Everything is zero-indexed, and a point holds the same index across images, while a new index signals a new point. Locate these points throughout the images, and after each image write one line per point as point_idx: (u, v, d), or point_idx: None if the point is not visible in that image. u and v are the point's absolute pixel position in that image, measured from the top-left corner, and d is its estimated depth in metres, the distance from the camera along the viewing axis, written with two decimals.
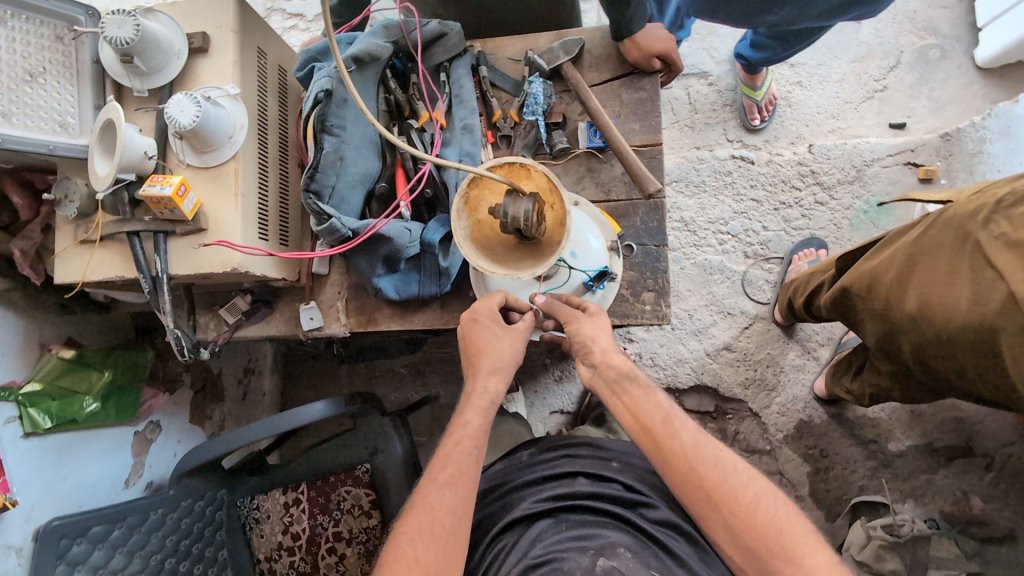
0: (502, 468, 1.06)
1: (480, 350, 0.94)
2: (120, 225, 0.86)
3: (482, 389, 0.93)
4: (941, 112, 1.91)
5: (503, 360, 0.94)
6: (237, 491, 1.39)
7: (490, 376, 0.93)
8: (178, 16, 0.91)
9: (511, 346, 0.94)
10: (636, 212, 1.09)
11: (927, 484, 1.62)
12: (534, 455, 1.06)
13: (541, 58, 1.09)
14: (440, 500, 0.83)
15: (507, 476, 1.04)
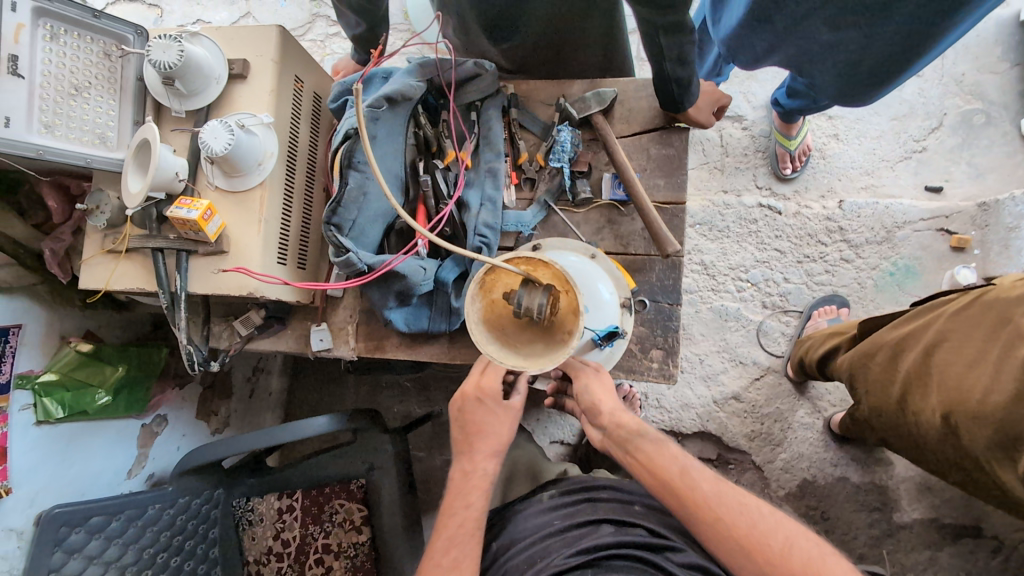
0: (521, 518, 1.02)
1: (482, 427, 0.96)
2: (145, 241, 0.89)
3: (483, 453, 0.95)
4: (981, 179, 1.87)
5: (503, 427, 0.96)
6: (234, 492, 1.35)
7: (490, 445, 0.95)
8: (221, 40, 0.94)
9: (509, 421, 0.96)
10: (653, 268, 1.09)
11: (930, 561, 1.60)
12: (555, 500, 1.02)
13: (573, 107, 1.09)
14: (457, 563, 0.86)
15: (529, 525, 0.99)
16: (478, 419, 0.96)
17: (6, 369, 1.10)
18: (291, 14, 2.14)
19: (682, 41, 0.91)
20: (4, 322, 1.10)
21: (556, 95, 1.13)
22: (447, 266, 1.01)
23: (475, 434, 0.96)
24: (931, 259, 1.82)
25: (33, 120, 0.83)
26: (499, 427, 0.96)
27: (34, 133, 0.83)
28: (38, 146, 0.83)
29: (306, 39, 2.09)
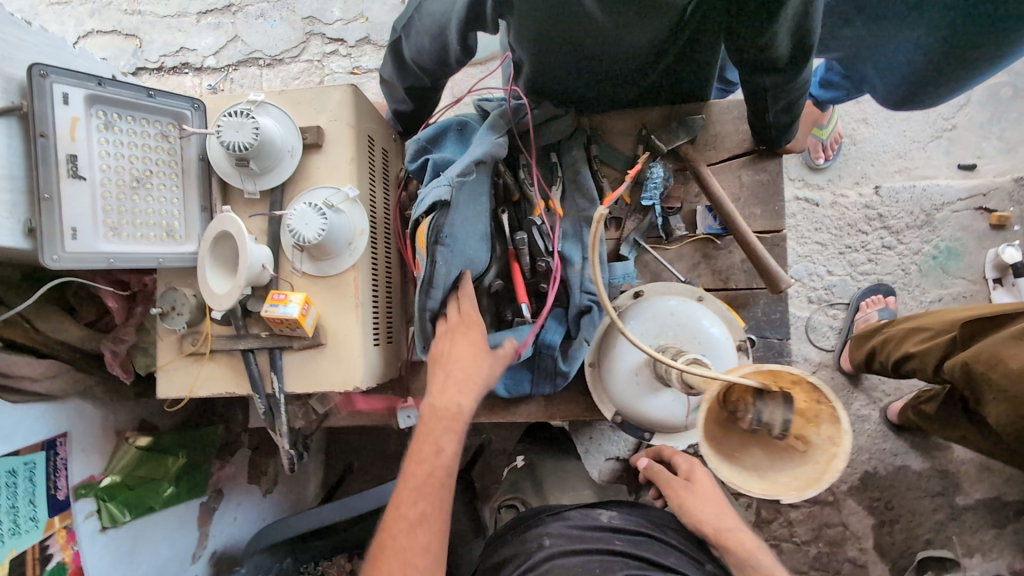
0: (573, 521, 0.86)
1: (451, 355, 0.81)
2: (235, 342, 0.80)
3: (447, 398, 0.79)
4: (1013, 153, 1.79)
5: (476, 375, 0.80)
6: (302, 557, 1.27)
7: (463, 391, 0.79)
8: (288, 107, 0.83)
9: (489, 366, 0.82)
10: (757, 302, 1.04)
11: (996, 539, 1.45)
12: (617, 523, 0.85)
13: (659, 139, 1.01)
14: (412, 540, 0.70)
15: (580, 534, 0.82)
16: (450, 346, 0.82)
17: (62, 484, 0.94)
18: (283, 35, 1.75)
19: (788, 97, 0.85)
20: (54, 433, 0.93)
21: (636, 124, 1.05)
22: (550, 329, 0.93)
23: (443, 369, 0.80)
24: (971, 239, 1.74)
25: (98, 225, 0.73)
26: (474, 381, 0.80)
27: (101, 240, 0.73)
28: (108, 254, 0.73)
29: (302, 61, 1.74)
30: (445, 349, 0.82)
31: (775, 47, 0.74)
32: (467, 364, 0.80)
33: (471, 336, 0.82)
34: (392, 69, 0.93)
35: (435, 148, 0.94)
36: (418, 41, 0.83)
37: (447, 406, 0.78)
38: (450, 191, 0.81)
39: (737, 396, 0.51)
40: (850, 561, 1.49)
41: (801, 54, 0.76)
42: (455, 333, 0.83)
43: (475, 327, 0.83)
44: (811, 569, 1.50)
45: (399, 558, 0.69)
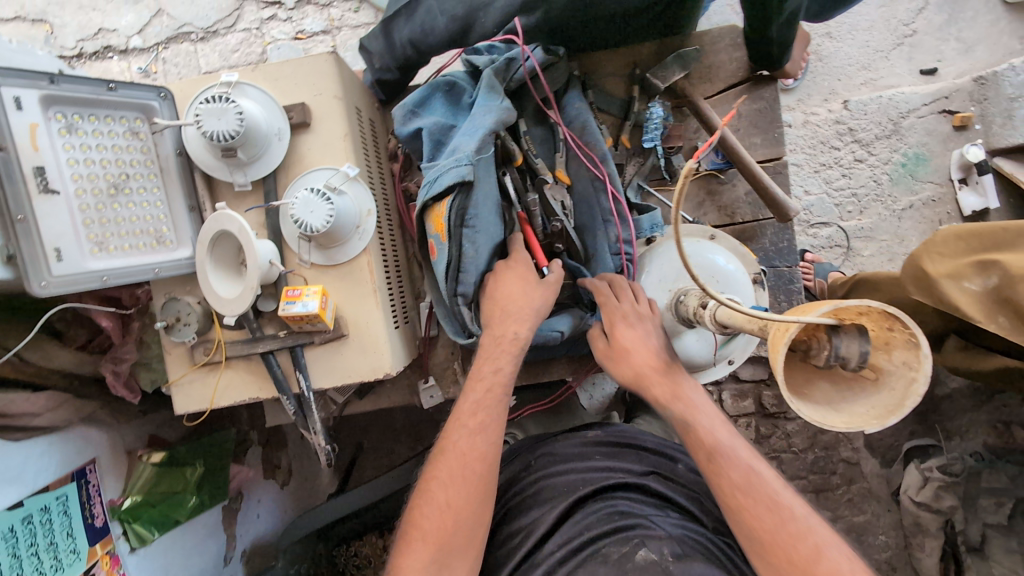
0: (554, 445, 0.89)
1: (508, 292, 0.80)
2: (253, 346, 0.76)
3: (512, 330, 0.79)
4: (971, 53, 1.81)
5: (537, 312, 0.80)
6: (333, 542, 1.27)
7: (521, 320, 0.79)
8: (265, 85, 0.77)
9: (542, 299, 0.81)
10: (765, 233, 1.04)
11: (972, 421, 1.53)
12: (597, 439, 0.89)
13: (655, 77, 0.98)
14: (451, 496, 0.70)
15: (565, 455, 0.87)
16: (503, 278, 0.81)
17: (99, 509, 0.91)
18: (213, 3, 1.59)
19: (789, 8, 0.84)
20: (82, 462, 0.90)
21: (626, 65, 1.02)
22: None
23: (498, 305, 0.80)
24: (937, 143, 1.77)
25: (82, 241, 0.66)
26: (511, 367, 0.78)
27: (88, 258, 0.67)
28: (100, 272, 0.67)
29: (238, 31, 1.59)
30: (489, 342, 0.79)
31: None
32: (522, 301, 0.80)
33: (520, 268, 0.82)
34: (379, 43, 0.91)
35: (425, 113, 0.87)
36: (428, 22, 0.86)
37: (504, 332, 0.79)
38: (472, 170, 0.76)
39: (805, 334, 0.50)
40: (844, 461, 1.57)
41: None
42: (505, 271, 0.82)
43: (521, 261, 0.83)
44: (810, 473, 1.57)
45: (440, 514, 0.69)
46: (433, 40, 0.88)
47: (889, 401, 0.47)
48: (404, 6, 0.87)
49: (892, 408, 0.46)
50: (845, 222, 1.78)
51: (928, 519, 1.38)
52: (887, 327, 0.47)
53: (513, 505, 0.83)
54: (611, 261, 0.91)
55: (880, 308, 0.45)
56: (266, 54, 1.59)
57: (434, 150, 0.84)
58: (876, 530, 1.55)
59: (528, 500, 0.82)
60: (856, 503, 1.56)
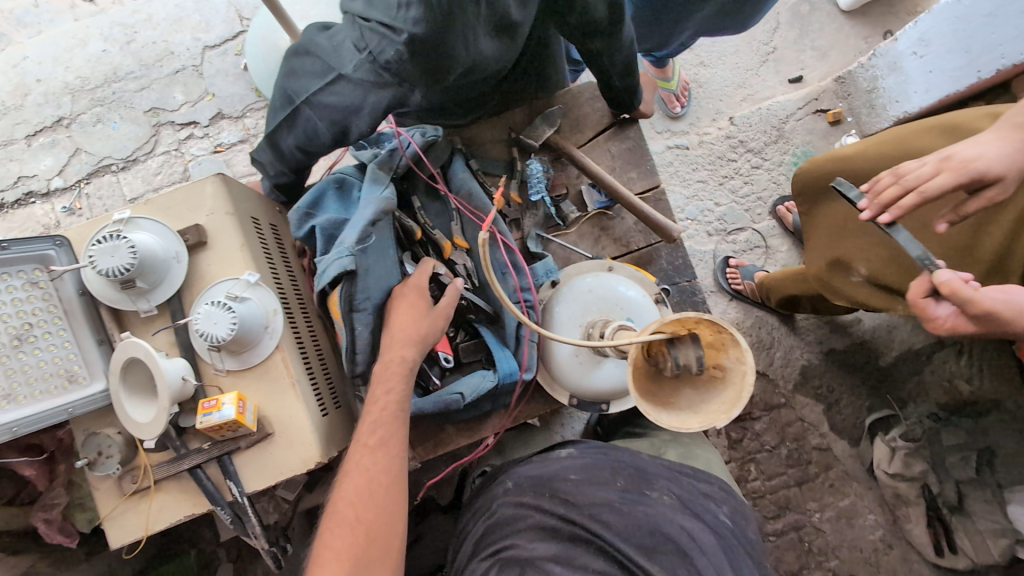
0: (533, 466, 0.92)
1: (397, 321, 0.86)
2: (177, 464, 0.77)
3: (383, 402, 0.81)
4: (827, 58, 2.02)
5: (402, 402, 0.82)
6: None
7: (406, 346, 0.85)
8: (159, 215, 0.82)
9: (429, 325, 0.86)
10: (659, 255, 1.12)
11: (920, 385, 1.62)
12: (572, 456, 0.92)
13: (528, 137, 1.09)
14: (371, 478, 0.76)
15: (542, 475, 0.89)
16: (395, 308, 0.87)
17: None
18: (129, 134, 1.66)
19: (621, 58, 0.96)
20: None
21: (503, 131, 1.12)
22: (497, 351, 0.96)
23: (388, 332, 0.86)
24: (819, 139, 1.94)
25: None
26: (387, 441, 0.79)
27: None
28: (9, 424, 0.68)
29: (158, 155, 1.66)
30: (369, 408, 0.81)
31: (590, 14, 0.84)
32: (408, 327, 0.85)
33: (411, 296, 0.87)
34: (269, 155, 0.93)
35: (319, 212, 0.94)
36: (312, 128, 0.84)
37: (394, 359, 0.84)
38: (353, 261, 0.84)
39: (656, 349, 0.57)
40: (816, 449, 1.63)
41: (609, 19, 0.87)
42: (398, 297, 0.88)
43: (414, 290, 0.88)
44: (788, 468, 1.62)
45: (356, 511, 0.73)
46: (320, 145, 0.87)
47: (732, 397, 0.53)
48: (284, 119, 0.85)
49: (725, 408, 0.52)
50: (758, 224, 1.90)
51: (906, 489, 1.45)
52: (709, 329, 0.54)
53: (495, 525, 0.85)
54: (512, 308, 0.97)
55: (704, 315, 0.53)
56: (189, 171, 1.66)
57: (327, 244, 0.91)
58: (864, 510, 1.58)
59: (506, 522, 0.84)
60: (838, 487, 1.60)
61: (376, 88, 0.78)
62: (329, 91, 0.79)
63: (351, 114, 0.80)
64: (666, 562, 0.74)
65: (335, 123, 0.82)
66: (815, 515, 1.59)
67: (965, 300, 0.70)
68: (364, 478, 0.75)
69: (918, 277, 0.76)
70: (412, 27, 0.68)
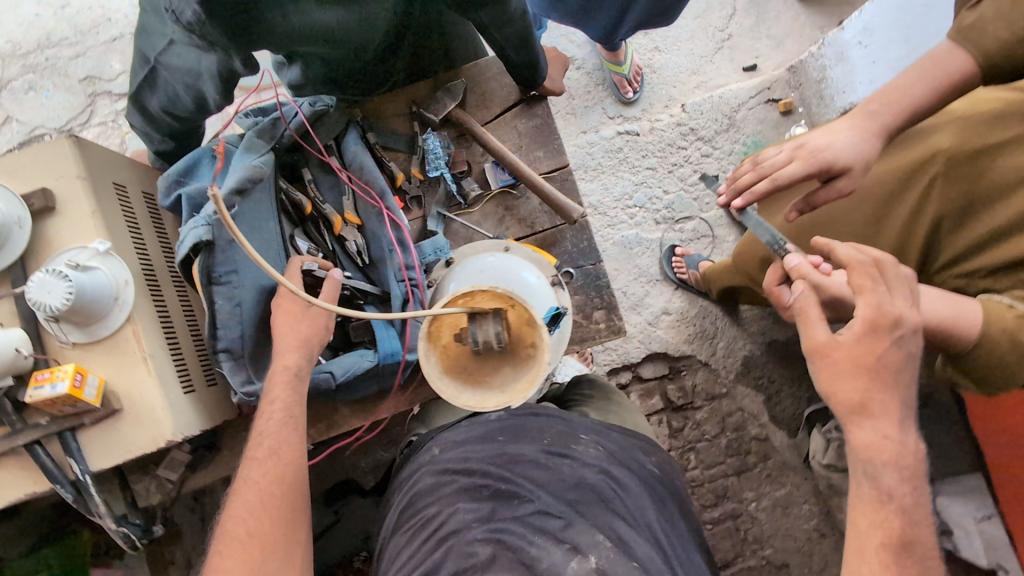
0: (458, 430, 0.81)
1: (278, 332, 0.82)
2: (13, 439, 0.73)
3: (270, 411, 0.78)
4: (782, 47, 1.99)
5: (291, 409, 0.78)
6: None
7: (291, 352, 0.81)
8: (5, 178, 0.78)
9: (308, 326, 0.82)
10: (564, 237, 1.10)
11: None
12: (499, 416, 0.81)
13: (429, 111, 1.04)
14: (266, 483, 0.72)
15: (465, 435, 0.80)
16: (275, 321, 0.83)
17: None
18: (63, 103, 1.59)
19: (514, 30, 0.93)
20: None
21: (405, 103, 1.08)
22: (380, 329, 0.93)
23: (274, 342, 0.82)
24: (770, 129, 1.91)
25: None
26: (280, 461, 0.74)
27: None
28: None
29: (93, 126, 1.59)
30: (259, 421, 0.77)
31: None
32: (289, 336, 0.82)
33: (288, 303, 0.83)
34: (140, 119, 0.89)
35: (192, 180, 0.90)
36: (171, 92, 0.81)
37: (285, 365, 0.81)
38: (208, 232, 0.80)
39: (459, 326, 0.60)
40: (755, 439, 1.63)
41: None
42: (280, 303, 0.84)
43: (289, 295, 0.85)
44: (727, 457, 1.63)
45: (255, 514, 0.70)
46: (184, 110, 0.85)
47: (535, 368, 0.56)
48: (144, 79, 0.81)
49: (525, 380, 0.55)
50: (706, 213, 1.86)
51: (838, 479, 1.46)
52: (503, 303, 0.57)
53: (414, 495, 0.74)
54: (396, 286, 0.92)
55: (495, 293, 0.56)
56: (126, 143, 1.59)
57: (193, 214, 0.86)
58: (799, 499, 1.59)
59: (426, 490, 0.73)
60: (775, 477, 1.61)
61: (205, 52, 0.76)
62: (170, 52, 0.76)
63: (199, 79, 0.78)
64: (596, 515, 0.66)
65: (191, 88, 0.80)
66: (751, 504, 1.60)
67: (812, 284, 0.72)
68: (254, 495, 0.71)
69: (775, 267, 0.83)
70: None
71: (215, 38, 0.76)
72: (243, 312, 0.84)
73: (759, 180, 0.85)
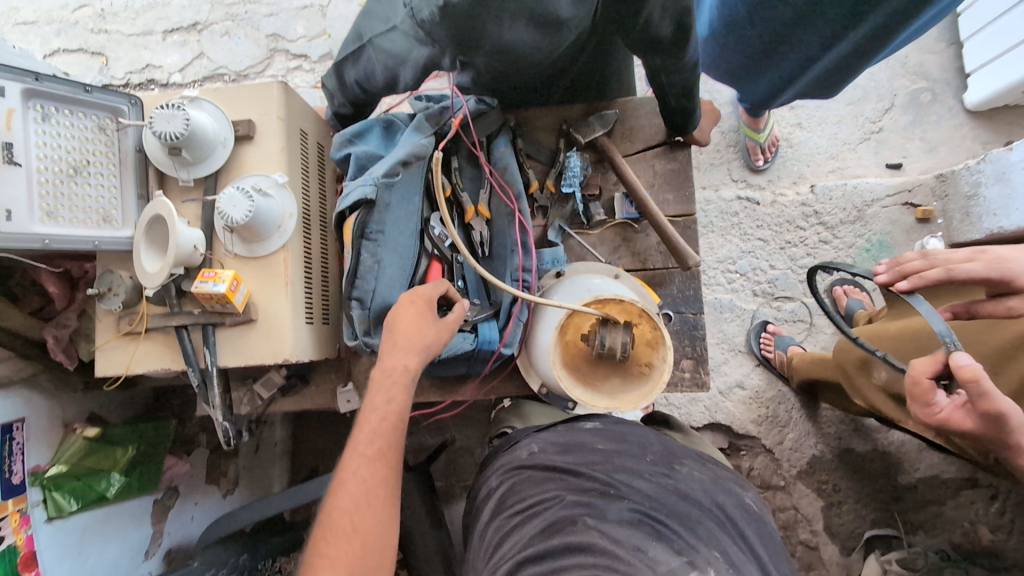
0: (557, 432, 0.92)
1: (402, 330, 0.87)
2: (168, 319, 0.85)
3: (382, 409, 0.86)
4: (935, 153, 1.89)
5: (402, 413, 0.86)
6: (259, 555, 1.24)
7: (409, 353, 0.87)
8: (222, 103, 0.90)
9: (434, 332, 0.88)
10: (672, 281, 1.11)
11: (936, 517, 1.52)
12: (596, 428, 0.91)
13: (578, 132, 1.10)
14: (372, 472, 0.81)
15: (565, 443, 0.89)
16: (400, 311, 0.88)
17: (17, 468, 1.00)
18: (247, 52, 1.83)
19: (681, 78, 0.97)
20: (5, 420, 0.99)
21: (556, 120, 1.15)
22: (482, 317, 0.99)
23: (393, 335, 0.88)
24: (900, 233, 1.83)
25: (34, 209, 0.78)
26: (383, 449, 0.83)
27: (37, 223, 0.78)
28: (43, 236, 0.77)
29: (266, 76, 1.82)
30: (368, 416, 0.86)
31: (652, 28, 0.86)
32: (412, 331, 0.88)
33: (420, 303, 0.89)
34: (334, 83, 1.01)
35: (361, 142, 1.00)
36: (370, 68, 0.92)
37: (395, 364, 0.87)
38: (374, 191, 0.92)
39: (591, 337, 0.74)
40: (803, 544, 1.55)
41: (672, 35, 0.88)
42: (404, 304, 0.89)
43: (423, 299, 0.90)
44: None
45: (359, 504, 0.78)
46: (375, 85, 0.96)
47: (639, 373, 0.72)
48: (352, 52, 0.93)
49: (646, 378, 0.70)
50: (808, 298, 1.80)
51: None
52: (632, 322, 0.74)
53: (518, 483, 0.85)
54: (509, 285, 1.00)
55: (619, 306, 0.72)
56: None
57: (357, 173, 0.97)
58: None
59: (532, 481, 0.83)
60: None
61: (417, 44, 0.81)
62: (387, 37, 0.85)
63: (399, 64, 0.86)
64: (703, 531, 0.71)
65: (388, 70, 0.90)
66: None
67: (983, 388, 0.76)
68: (360, 488, 0.80)
69: (930, 360, 0.82)
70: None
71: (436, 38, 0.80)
72: (378, 270, 0.94)
73: (931, 267, 0.89)
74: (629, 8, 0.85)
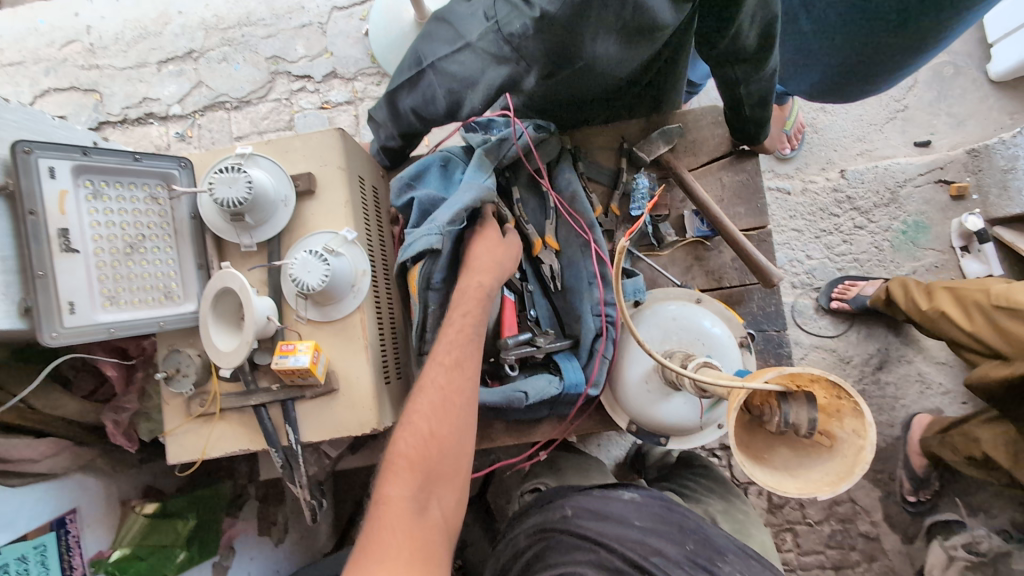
0: (593, 498, 0.83)
1: (474, 255, 0.88)
2: (246, 398, 0.79)
3: (449, 341, 0.80)
4: (963, 127, 1.73)
5: (479, 325, 0.81)
6: None
7: (485, 273, 0.85)
8: (276, 156, 0.84)
9: (507, 257, 0.89)
10: (751, 298, 1.07)
11: None
12: (636, 501, 0.83)
13: (640, 151, 1.03)
14: (440, 397, 0.74)
15: (601, 509, 0.81)
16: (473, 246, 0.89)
17: (77, 562, 0.91)
18: (248, 77, 1.72)
19: (761, 87, 0.90)
20: (61, 511, 0.89)
21: (615, 139, 1.08)
22: (565, 360, 0.94)
23: (467, 262, 0.87)
24: (935, 212, 1.66)
25: (94, 295, 0.72)
26: (459, 360, 0.78)
27: (99, 310, 0.72)
28: (107, 324, 0.72)
29: (269, 101, 1.72)
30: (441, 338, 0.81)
31: (742, 39, 0.81)
32: (493, 263, 0.87)
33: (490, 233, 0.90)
34: (385, 115, 0.91)
35: (420, 185, 0.94)
36: (429, 94, 0.83)
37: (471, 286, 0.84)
38: (439, 241, 0.82)
39: (760, 401, 0.54)
40: (863, 535, 1.45)
41: (758, 42, 0.82)
42: (482, 239, 0.89)
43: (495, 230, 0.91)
44: (828, 548, 1.44)
45: (423, 435, 0.71)
46: (433, 113, 0.86)
47: (816, 469, 0.51)
48: (407, 79, 0.84)
49: (824, 477, 0.50)
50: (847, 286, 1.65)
51: None
52: (827, 405, 0.51)
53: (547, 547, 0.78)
54: (590, 321, 0.94)
55: (823, 376, 0.49)
56: (294, 122, 1.71)
57: (420, 219, 0.91)
58: None
59: (561, 547, 0.77)
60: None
61: (496, 63, 0.77)
62: (453, 59, 0.79)
63: (465, 88, 0.80)
64: None
65: (453, 93, 0.82)
66: None
67: None
68: (425, 413, 0.73)
69: None
70: (546, 5, 0.68)
71: (528, 53, 0.74)
72: None
73: None
74: (718, 19, 0.79)
